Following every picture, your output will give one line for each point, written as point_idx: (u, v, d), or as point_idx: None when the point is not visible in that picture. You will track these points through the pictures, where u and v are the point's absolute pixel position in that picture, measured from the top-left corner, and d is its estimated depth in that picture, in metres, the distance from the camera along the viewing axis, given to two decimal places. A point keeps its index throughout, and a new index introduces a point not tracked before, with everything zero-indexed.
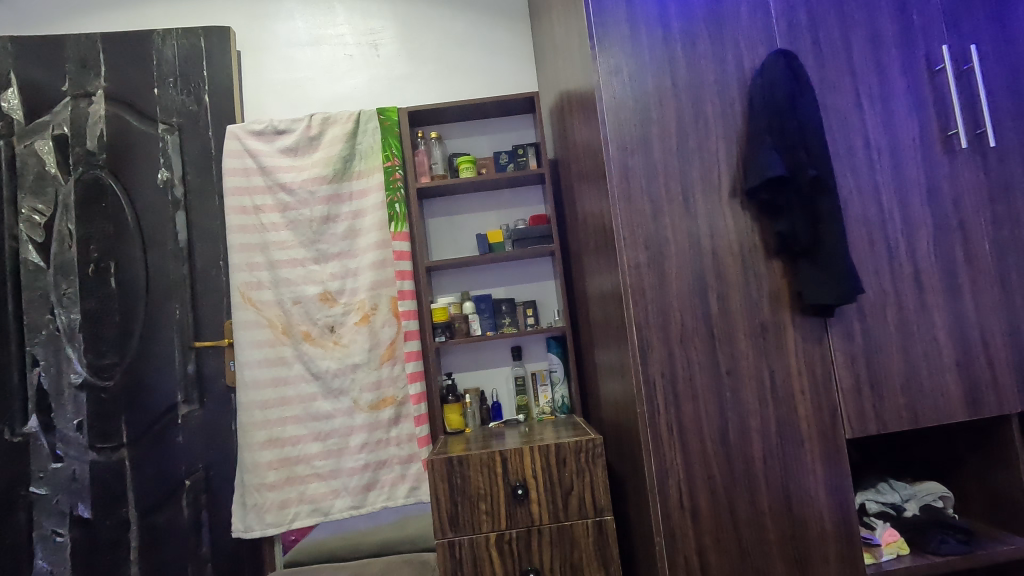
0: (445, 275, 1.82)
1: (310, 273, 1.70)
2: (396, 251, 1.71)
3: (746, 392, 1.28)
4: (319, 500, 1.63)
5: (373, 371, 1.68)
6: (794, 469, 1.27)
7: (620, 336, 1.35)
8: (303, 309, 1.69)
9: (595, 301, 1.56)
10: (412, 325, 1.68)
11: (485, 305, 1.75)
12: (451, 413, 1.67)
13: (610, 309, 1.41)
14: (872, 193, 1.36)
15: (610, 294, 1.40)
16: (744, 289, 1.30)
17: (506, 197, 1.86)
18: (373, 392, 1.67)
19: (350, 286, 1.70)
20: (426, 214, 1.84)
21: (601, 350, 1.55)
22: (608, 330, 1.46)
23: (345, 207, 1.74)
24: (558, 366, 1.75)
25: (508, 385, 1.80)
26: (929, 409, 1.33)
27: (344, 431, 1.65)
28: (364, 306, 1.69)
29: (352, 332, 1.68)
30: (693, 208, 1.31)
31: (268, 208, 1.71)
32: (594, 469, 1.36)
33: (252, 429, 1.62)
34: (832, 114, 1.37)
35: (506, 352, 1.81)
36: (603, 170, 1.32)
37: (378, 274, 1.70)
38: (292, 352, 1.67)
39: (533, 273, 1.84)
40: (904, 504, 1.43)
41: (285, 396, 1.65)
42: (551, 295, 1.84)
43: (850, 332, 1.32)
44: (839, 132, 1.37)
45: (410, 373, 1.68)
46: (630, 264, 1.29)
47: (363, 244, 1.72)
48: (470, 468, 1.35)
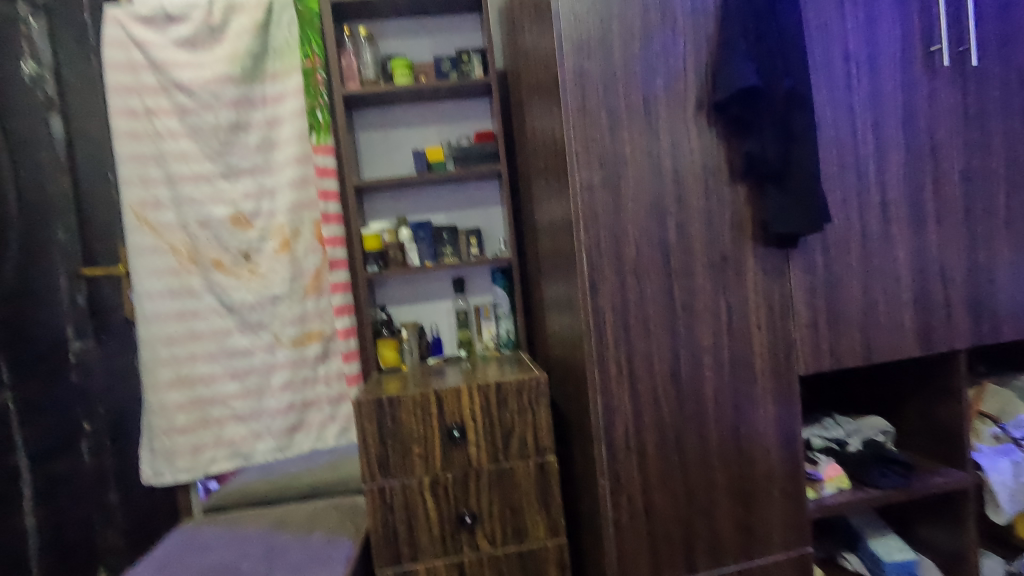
0: (379, 198, 1.62)
1: (217, 191, 1.46)
2: (319, 167, 1.45)
3: (701, 327, 1.19)
4: (239, 443, 1.48)
5: (297, 304, 1.49)
6: (745, 406, 1.21)
7: (569, 267, 1.21)
8: (211, 233, 1.46)
9: (544, 230, 1.41)
10: (338, 254, 1.48)
11: (425, 233, 1.56)
12: (384, 350, 1.53)
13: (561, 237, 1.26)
14: (846, 114, 1.24)
15: (562, 219, 1.24)
16: (705, 216, 1.18)
17: (448, 110, 1.64)
18: (296, 326, 1.49)
19: (267, 207, 1.48)
20: (357, 127, 1.61)
21: (549, 283, 1.42)
22: (557, 261, 1.32)
23: (257, 114, 1.48)
24: (502, 300, 1.62)
25: (450, 320, 1.66)
26: (883, 345, 1.28)
27: (265, 369, 1.49)
28: (283, 231, 1.48)
29: (271, 260, 1.48)
30: (655, 122, 1.15)
31: (162, 111, 1.44)
32: (537, 409, 1.26)
33: (157, 368, 1.44)
34: (811, 21, 1.22)
35: (446, 284, 1.65)
36: (556, 73, 1.13)
37: (299, 194, 1.49)
38: (201, 282, 1.46)
39: (477, 197, 1.66)
40: (848, 439, 1.41)
41: (193, 331, 1.46)
42: (498, 223, 1.67)
43: (812, 264, 1.23)
44: (819, 42, 1.22)
45: (336, 309, 1.48)
46: (583, 185, 1.13)
47: (281, 159, 1.48)
48: (401, 409, 1.23)
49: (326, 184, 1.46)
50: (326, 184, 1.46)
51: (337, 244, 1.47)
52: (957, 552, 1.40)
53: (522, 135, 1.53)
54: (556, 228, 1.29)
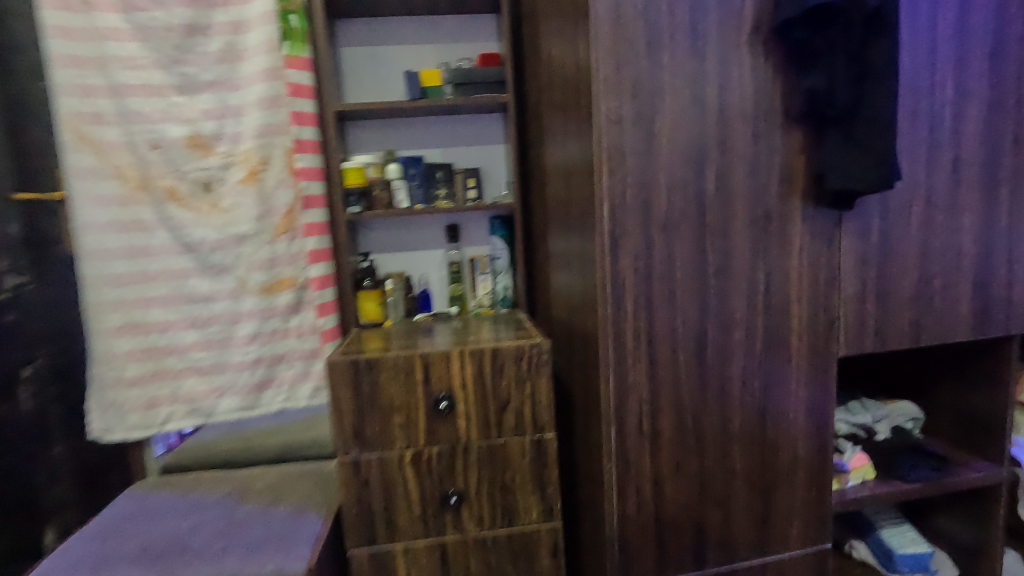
0: (364, 129, 1.41)
1: (171, 107, 1.24)
2: (289, 84, 1.24)
3: (735, 297, 1.01)
4: (199, 399, 1.32)
5: (265, 246, 1.29)
6: (774, 389, 1.06)
7: (586, 219, 1.03)
8: (164, 156, 1.25)
9: (556, 173, 1.21)
10: (313, 190, 1.29)
11: (416, 171, 1.38)
12: (367, 303, 1.36)
13: (576, 181, 1.07)
14: (930, 50, 1.02)
15: (580, 161, 1.04)
16: (750, 166, 0.99)
17: (448, 27, 1.40)
18: (265, 272, 1.30)
19: (231, 130, 1.26)
20: (340, 41, 1.37)
21: (558, 236, 1.23)
22: (570, 210, 1.13)
23: (219, 15, 1.22)
24: (501, 253, 1.44)
25: (441, 273, 1.48)
26: (933, 326, 1.13)
27: (229, 318, 1.31)
28: (250, 159, 1.26)
29: (236, 193, 1.27)
30: (702, 45, 0.94)
31: (103, 4, 1.18)
32: (537, 380, 1.10)
33: (103, 312, 1.25)
34: None
35: (438, 231, 1.46)
36: None
37: (267, 115, 1.25)
38: (154, 215, 1.26)
39: (477, 133, 1.45)
40: (875, 426, 1.28)
41: (147, 272, 1.27)
42: (499, 165, 1.47)
43: (867, 229, 1.05)
44: None
45: (310, 252, 1.31)
46: (611, 119, 0.93)
47: (248, 72, 1.25)
48: (382, 374, 1.06)
49: (300, 106, 1.26)
50: (299, 105, 1.26)
51: (313, 175, 1.29)
52: (976, 548, 1.30)
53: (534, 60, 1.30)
54: (572, 173, 1.09)
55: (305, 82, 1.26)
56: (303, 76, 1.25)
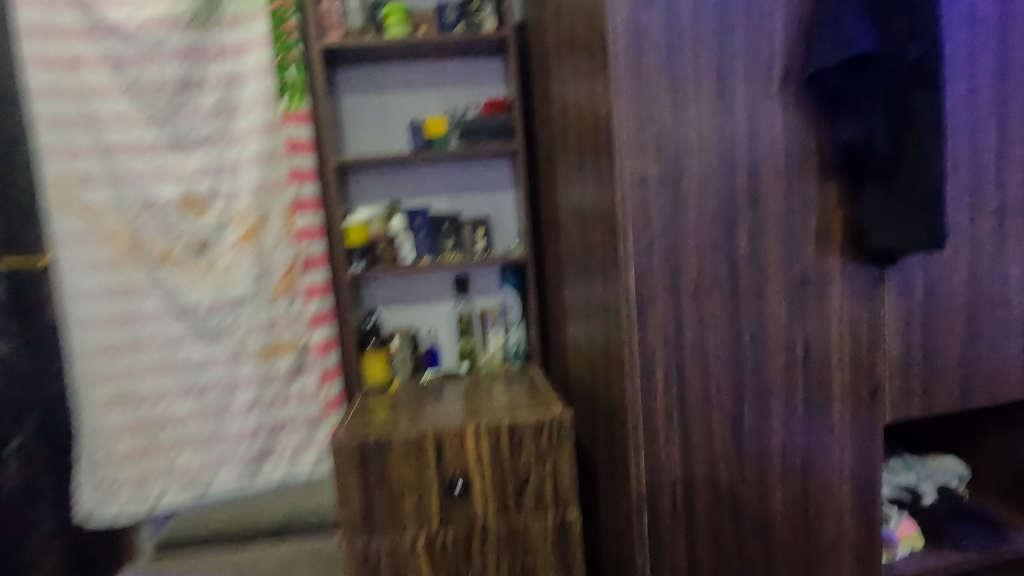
0: (366, 179, 1.34)
1: (163, 166, 1.17)
2: (287, 142, 1.18)
3: (772, 365, 0.93)
4: (195, 473, 1.24)
5: (264, 309, 1.22)
6: (816, 461, 0.98)
7: (608, 283, 0.95)
8: (156, 217, 1.18)
9: (572, 226, 1.14)
10: (313, 250, 1.23)
11: (421, 222, 1.31)
12: (373, 365, 1.28)
13: (595, 241, 1.00)
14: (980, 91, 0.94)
15: (599, 221, 0.96)
16: (785, 224, 0.91)
17: (453, 71, 1.34)
18: (264, 335, 1.23)
19: (227, 188, 1.19)
20: (340, 89, 1.31)
21: (576, 291, 1.15)
22: (589, 269, 1.05)
23: (213, 69, 1.17)
24: (513, 306, 1.37)
25: (449, 327, 1.40)
26: (983, 384, 1.04)
27: (227, 385, 1.23)
28: (247, 218, 1.20)
29: (232, 254, 1.20)
30: (730, 99, 0.87)
31: (90, 61, 1.12)
32: (559, 455, 1.02)
33: (94, 383, 1.18)
34: None
35: (446, 283, 1.39)
36: (607, 28, 0.84)
37: (266, 172, 1.19)
38: (145, 279, 1.19)
39: (485, 179, 1.38)
40: (921, 487, 1.18)
41: (139, 339, 1.19)
42: (509, 212, 1.39)
43: (910, 286, 0.98)
44: None
45: (311, 317, 1.24)
46: (634, 181, 0.86)
47: (243, 127, 1.18)
48: (391, 455, 0.99)
49: (298, 163, 1.19)
50: (296, 163, 1.19)
51: (314, 234, 1.22)
52: None
53: (544, 105, 1.23)
54: (590, 231, 1.02)
55: (305, 138, 1.19)
56: (302, 133, 1.19)
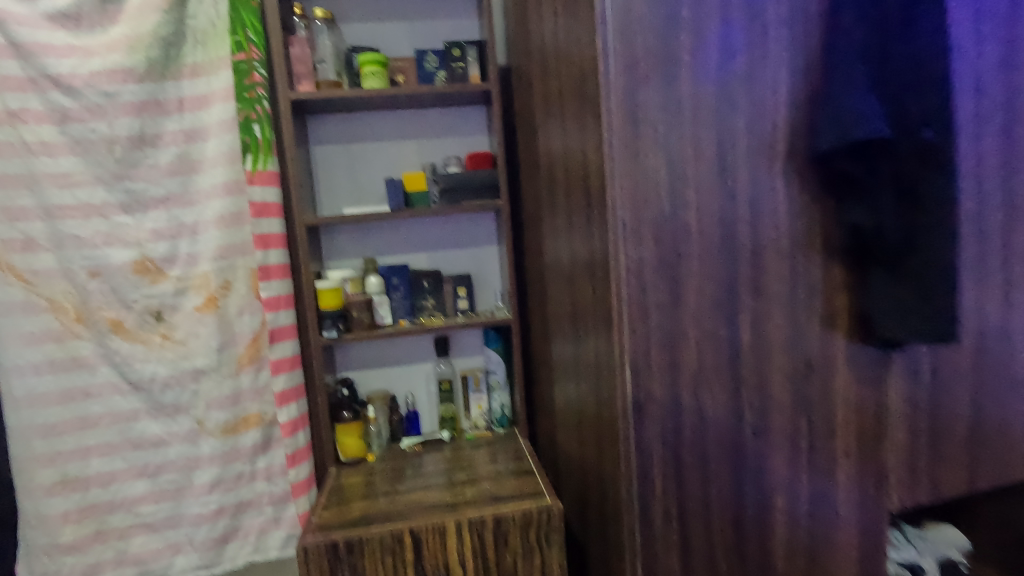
0: (342, 234, 1.26)
1: (115, 228, 1.07)
2: (253, 203, 1.07)
3: (776, 458, 0.87)
4: (150, 559, 1.13)
5: (227, 381, 1.13)
6: (822, 557, 0.92)
7: (601, 369, 0.88)
8: (107, 284, 1.08)
9: (558, 295, 1.06)
10: (281, 321, 1.11)
11: (399, 281, 1.24)
12: (347, 436, 1.19)
13: (585, 321, 0.93)
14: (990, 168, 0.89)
15: (591, 301, 0.89)
16: (789, 309, 0.85)
17: (433, 122, 1.27)
18: (227, 409, 1.13)
19: (187, 251, 1.10)
20: (313, 140, 1.23)
21: (563, 364, 1.07)
22: (577, 346, 0.98)
23: (171, 124, 1.08)
24: (498, 368, 1.29)
25: (429, 389, 1.33)
26: (990, 465, 1.00)
27: (186, 464, 1.13)
28: (208, 283, 1.10)
29: (192, 322, 1.11)
30: (733, 179, 0.81)
31: (31, 114, 1.02)
32: (548, 550, 0.95)
33: (33, 468, 1.06)
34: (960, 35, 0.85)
35: (426, 344, 1.31)
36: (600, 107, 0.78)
37: (228, 235, 1.10)
38: (95, 351, 1.08)
39: (468, 234, 1.31)
40: (923, 562, 1.12)
41: (88, 416, 1.09)
42: (492, 268, 1.32)
43: (917, 368, 0.92)
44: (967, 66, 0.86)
45: (278, 395, 1.11)
46: (630, 269, 0.79)
47: (205, 185, 1.09)
48: (364, 556, 0.91)
49: (263, 224, 1.09)
50: (262, 225, 1.08)
51: (281, 303, 1.10)
52: None
53: (528, 161, 1.16)
54: (579, 309, 0.95)
55: (271, 198, 1.10)
56: (267, 192, 1.09)
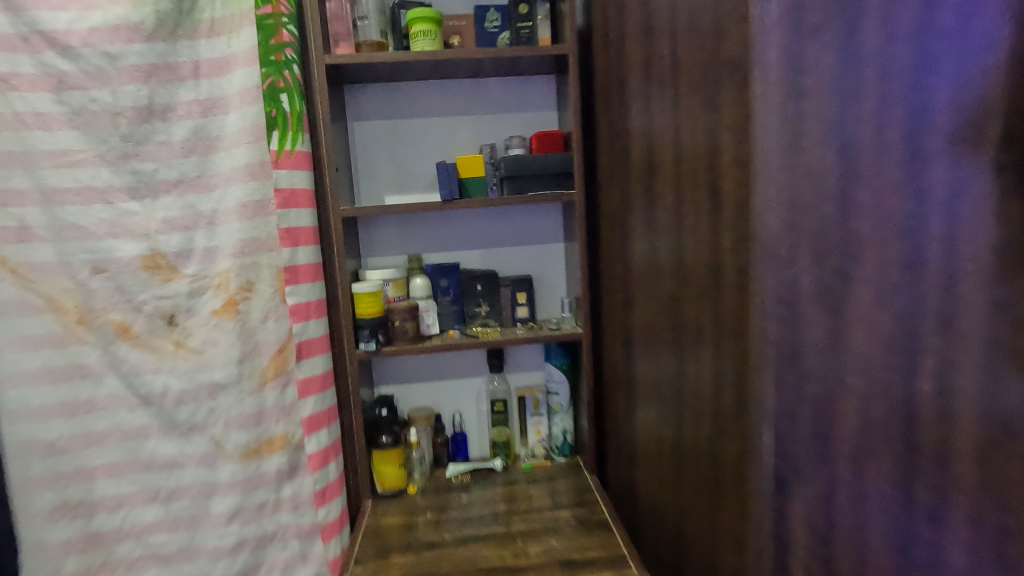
0: (385, 226, 1.09)
1: (121, 217, 0.91)
2: (278, 191, 0.95)
3: None
4: None
5: (249, 398, 0.96)
6: None
7: (725, 422, 0.68)
8: (112, 282, 0.91)
9: (646, 311, 0.85)
10: (311, 332, 1.00)
11: (449, 282, 1.06)
12: (383, 465, 1.02)
13: (694, 354, 0.72)
14: None
15: (710, 330, 0.68)
16: None
17: (491, 95, 1.07)
18: (248, 431, 0.97)
19: (205, 244, 0.93)
20: (353, 116, 1.05)
21: (651, 400, 0.86)
22: (676, 381, 0.78)
23: (185, 92, 0.90)
24: (560, 389, 1.10)
25: (479, 408, 1.15)
26: None
27: (202, 490, 0.98)
28: (228, 284, 0.93)
29: (210, 329, 0.94)
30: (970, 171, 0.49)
31: (24, 77, 0.84)
32: None
33: (29, 492, 0.91)
34: None
35: (478, 356, 1.13)
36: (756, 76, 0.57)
37: (250, 227, 0.93)
38: (100, 358, 0.92)
39: (529, 230, 1.11)
40: None
41: (93, 433, 0.94)
42: (557, 270, 1.13)
43: None
44: None
45: (305, 420, 1.00)
46: (782, 299, 0.58)
47: (224, 167, 0.92)
48: None
49: (294, 215, 0.97)
50: (292, 218, 0.96)
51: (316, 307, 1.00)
52: None
53: (606, 144, 0.94)
54: (685, 336, 0.74)
55: (302, 185, 0.97)
56: (298, 178, 0.97)
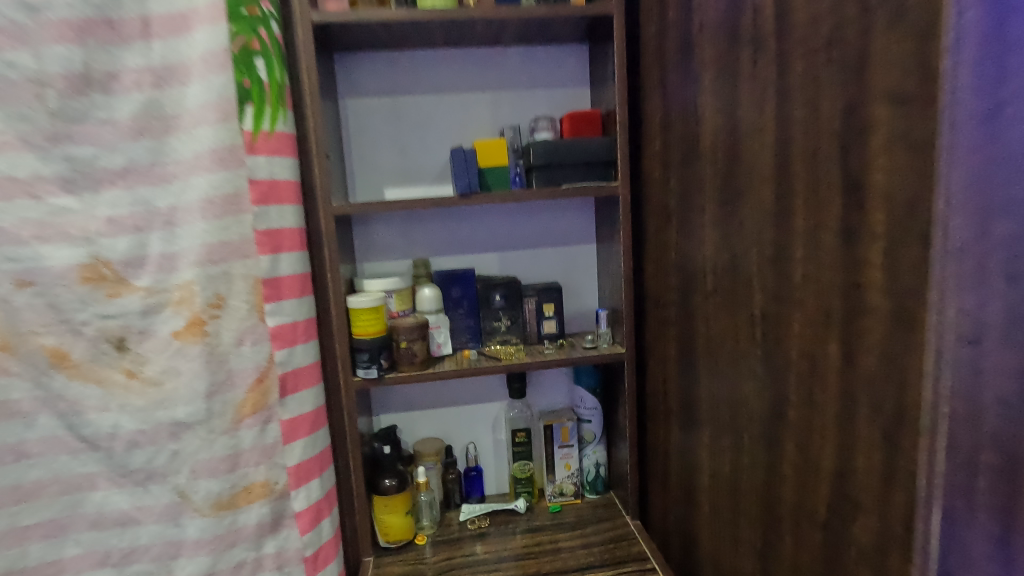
0: (386, 223, 0.91)
1: (52, 212, 0.70)
2: (256, 183, 0.75)
3: None
4: None
5: (220, 439, 0.78)
6: None
7: (854, 493, 0.49)
8: (40, 298, 0.70)
9: (718, 337, 0.68)
10: (297, 360, 0.81)
11: (462, 294, 0.90)
12: (386, 513, 0.86)
13: (805, 398, 0.54)
14: None
15: (835, 368, 0.50)
16: None
17: (514, 67, 0.89)
18: (221, 478, 0.78)
19: (162, 250, 0.74)
20: (345, 91, 0.86)
21: (726, 446, 0.69)
22: (771, 430, 0.60)
23: (132, 57, 0.71)
24: (592, 417, 0.95)
25: (497, 438, 0.99)
26: None
27: (167, 552, 0.78)
28: (192, 299, 0.75)
29: (170, 355, 0.75)
30: None
31: None
32: None
33: None
34: None
35: (496, 378, 0.97)
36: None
37: (218, 229, 0.74)
38: (30, 394, 0.71)
39: (556, 229, 0.95)
40: None
41: (23, 485, 0.72)
42: (587, 276, 0.96)
43: None
44: None
45: (291, 470, 0.82)
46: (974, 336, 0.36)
47: (186, 151, 0.73)
48: None
49: (276, 214, 0.78)
50: (274, 218, 0.78)
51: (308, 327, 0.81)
52: None
53: (656, 127, 0.78)
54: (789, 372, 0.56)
55: (284, 176, 0.79)
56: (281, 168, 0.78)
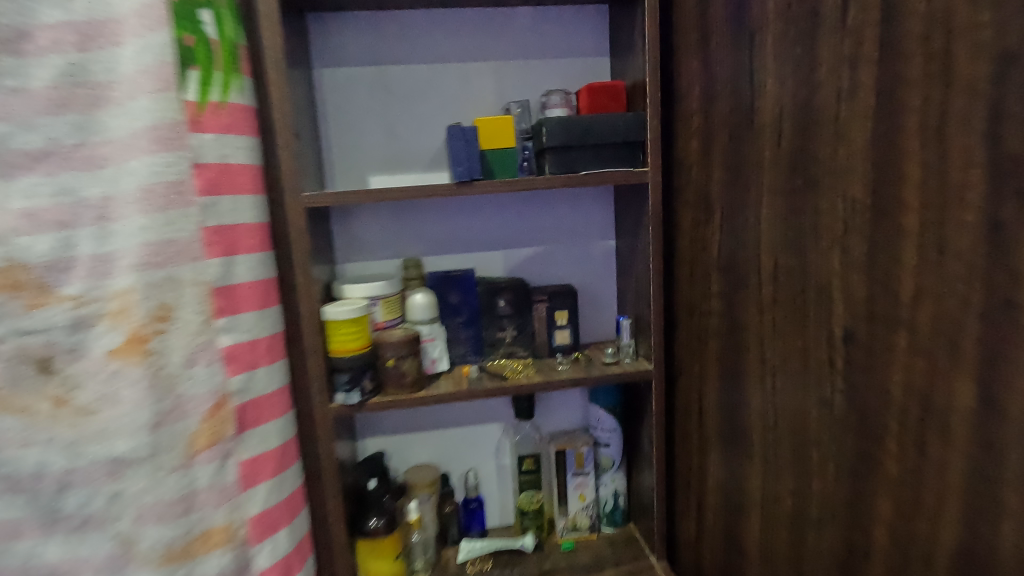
0: (372, 217, 0.78)
1: None
2: (203, 167, 0.60)
3: None
4: None
5: (175, 489, 0.59)
6: None
7: None
8: None
9: (780, 358, 0.55)
10: (257, 387, 0.65)
11: (460, 300, 0.77)
12: (371, 559, 0.73)
13: (916, 442, 0.41)
14: None
15: (969, 413, 0.36)
16: None
17: (521, 32, 0.75)
18: (180, 539, 0.59)
19: (91, 247, 0.54)
20: (321, 61, 0.73)
21: (789, 484, 0.56)
22: (860, 475, 0.46)
23: (49, 9, 0.52)
24: (610, 442, 0.82)
25: (500, 464, 0.86)
26: None
27: None
28: (131, 310, 0.56)
29: (108, 387, 0.56)
30: None
31: None
32: None
33: None
34: None
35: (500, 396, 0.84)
36: None
37: (158, 224, 0.56)
38: None
39: (569, 224, 0.82)
40: None
41: None
42: (604, 278, 0.84)
43: None
44: None
45: (255, 519, 0.65)
46: None
47: (116, 130, 0.55)
48: None
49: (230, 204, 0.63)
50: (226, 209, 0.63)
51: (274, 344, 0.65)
52: None
53: (694, 102, 0.65)
54: (893, 404, 0.43)
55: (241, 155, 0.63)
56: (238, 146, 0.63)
